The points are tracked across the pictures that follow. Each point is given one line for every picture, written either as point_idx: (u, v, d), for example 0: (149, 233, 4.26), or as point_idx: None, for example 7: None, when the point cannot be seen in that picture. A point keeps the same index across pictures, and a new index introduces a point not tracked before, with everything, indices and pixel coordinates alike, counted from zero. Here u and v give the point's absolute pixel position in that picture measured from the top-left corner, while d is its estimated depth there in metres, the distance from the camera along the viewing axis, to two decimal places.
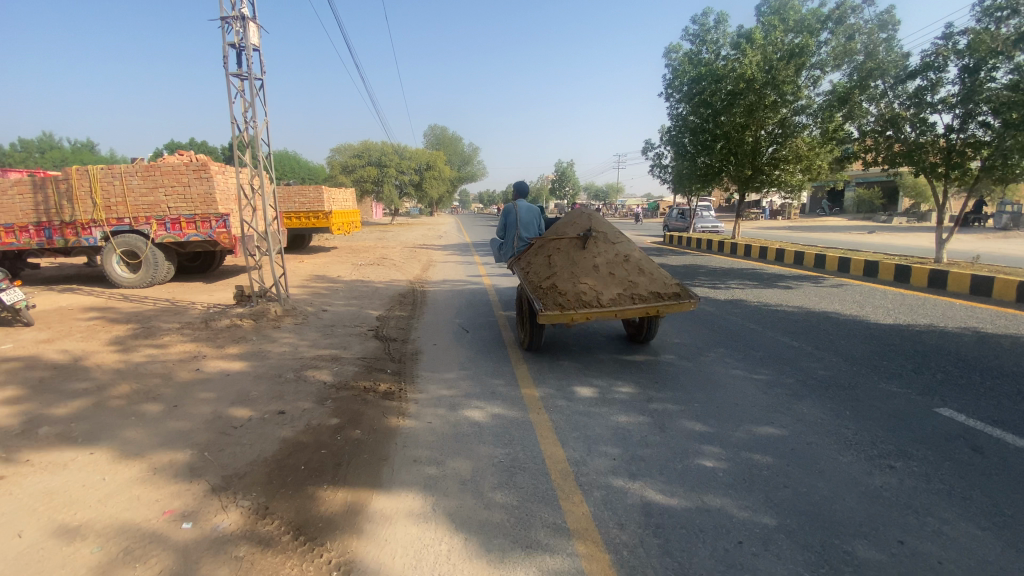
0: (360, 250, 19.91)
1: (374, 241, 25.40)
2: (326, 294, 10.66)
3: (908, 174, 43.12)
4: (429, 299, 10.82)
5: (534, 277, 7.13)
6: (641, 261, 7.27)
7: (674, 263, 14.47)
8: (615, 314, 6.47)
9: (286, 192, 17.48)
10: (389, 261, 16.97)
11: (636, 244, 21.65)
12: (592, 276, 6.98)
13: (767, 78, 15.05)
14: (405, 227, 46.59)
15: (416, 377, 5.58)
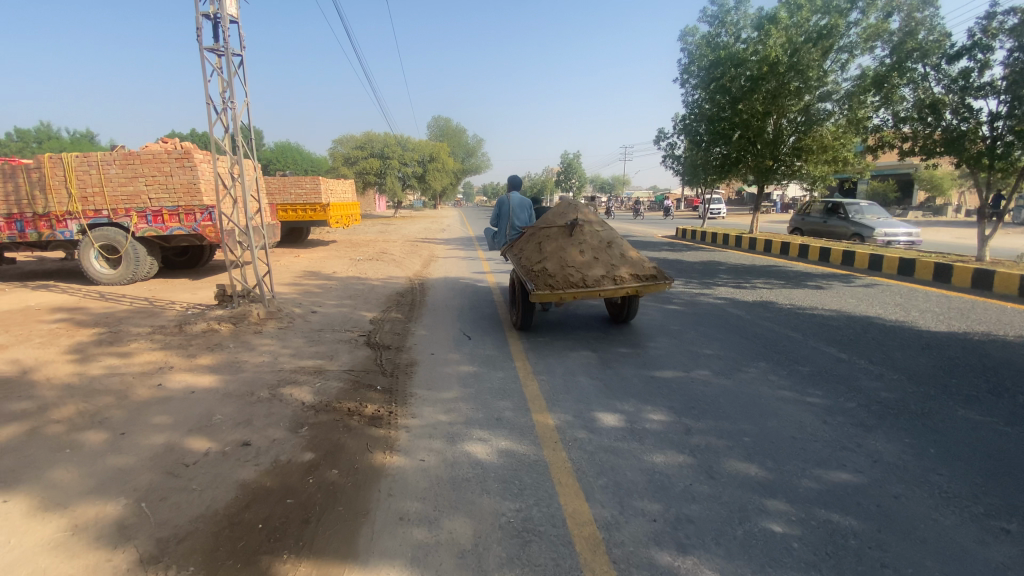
0: (359, 244, 19.13)
1: (376, 234, 24.63)
2: (318, 293, 9.87)
3: (926, 166, 41.79)
4: (430, 296, 9.99)
5: (524, 262, 7.58)
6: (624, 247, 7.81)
7: (691, 260, 13.61)
8: (599, 295, 6.95)
9: (282, 183, 16.68)
10: (389, 255, 16.17)
11: (647, 238, 20.77)
12: (578, 259, 7.42)
13: (792, 62, 14.09)
14: (409, 219, 45.83)
15: (409, 396, 4.78)
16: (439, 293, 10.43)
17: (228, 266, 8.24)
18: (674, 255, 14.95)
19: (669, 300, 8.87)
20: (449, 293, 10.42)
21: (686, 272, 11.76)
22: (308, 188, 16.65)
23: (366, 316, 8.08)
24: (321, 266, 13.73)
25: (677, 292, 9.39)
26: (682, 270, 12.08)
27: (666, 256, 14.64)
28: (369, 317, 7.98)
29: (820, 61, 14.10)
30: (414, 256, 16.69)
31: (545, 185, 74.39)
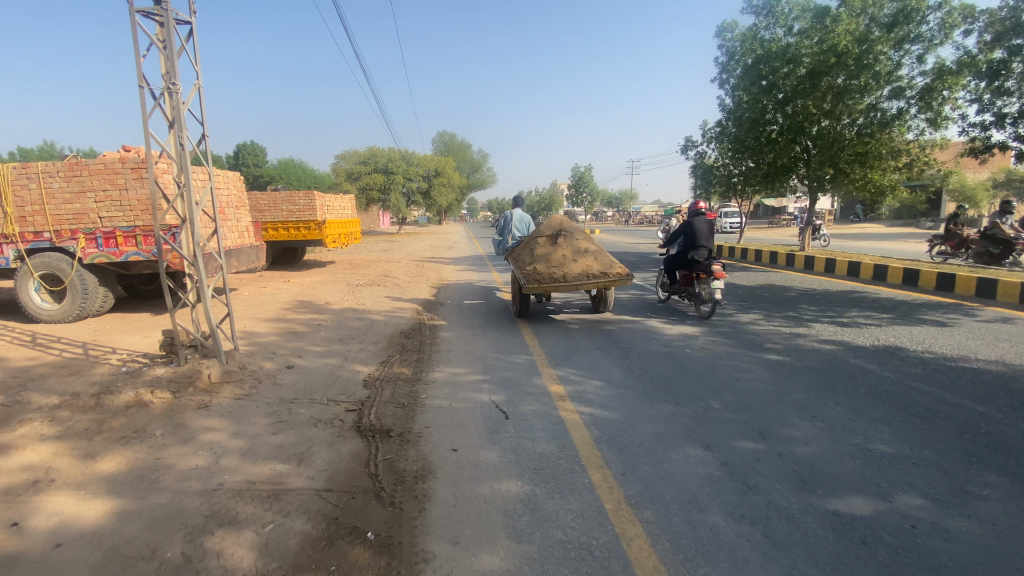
0: (360, 266, 17.16)
1: (379, 254, 22.64)
2: (303, 332, 7.83)
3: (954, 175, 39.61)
4: (443, 332, 7.90)
5: (519, 263, 8.88)
6: (600, 251, 9.15)
7: (749, 284, 11.49)
8: (579, 287, 8.23)
9: (273, 199, 14.79)
10: (391, 279, 14.16)
11: (678, 256, 18.71)
12: (561, 260, 8.76)
13: (862, 52, 12.15)
14: (413, 236, 44.09)
15: (424, 561, 2.71)
16: (455, 326, 8.34)
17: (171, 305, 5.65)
18: (724, 277, 12.85)
19: (757, 343, 6.78)
20: (466, 326, 8.31)
21: (753, 301, 9.67)
22: (302, 204, 14.74)
23: (361, 368, 6.04)
24: (312, 292, 11.71)
25: (761, 332, 7.31)
26: (746, 297, 9.97)
27: (715, 279, 12.54)
28: (364, 370, 5.94)
29: (891, 52, 12.24)
30: (421, 278, 14.65)
31: (551, 200, 72.55)
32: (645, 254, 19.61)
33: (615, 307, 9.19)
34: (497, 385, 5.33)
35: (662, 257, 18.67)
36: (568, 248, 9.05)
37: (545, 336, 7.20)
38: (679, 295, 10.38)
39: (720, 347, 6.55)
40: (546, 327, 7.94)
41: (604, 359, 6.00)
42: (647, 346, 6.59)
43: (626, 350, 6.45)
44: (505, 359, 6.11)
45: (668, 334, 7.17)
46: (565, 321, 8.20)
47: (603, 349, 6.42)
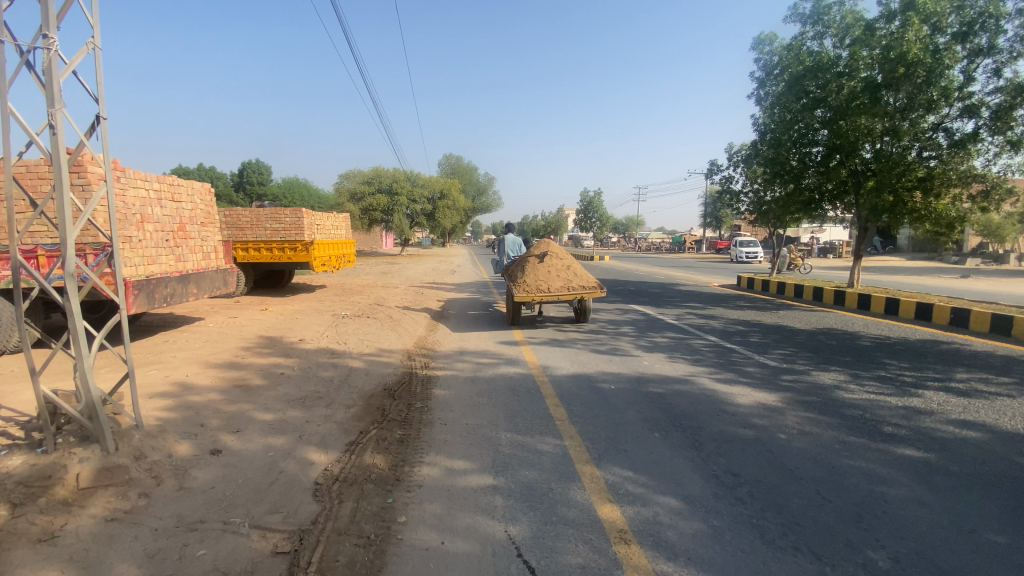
0: (353, 291, 15.42)
1: (377, 277, 20.92)
2: (257, 387, 6.02)
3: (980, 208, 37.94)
4: (438, 389, 6.04)
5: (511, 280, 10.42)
6: (578, 270, 10.73)
7: (807, 327, 9.64)
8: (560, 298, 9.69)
9: (257, 216, 13.12)
10: (385, 306, 12.33)
11: (705, 288, 16.92)
12: (545, 277, 10.33)
13: (932, 62, 10.56)
14: (416, 258, 42.51)
15: None
16: (455, 378, 6.50)
17: (30, 360, 3.79)
18: (771, 317, 11.00)
19: (871, 423, 4.90)
20: (469, 379, 6.46)
21: (826, 351, 7.78)
22: (289, 222, 13.05)
23: (317, 454, 4.20)
24: (289, 324, 9.90)
25: (865, 403, 5.44)
26: (814, 347, 8.09)
27: (762, 319, 10.69)
28: (321, 459, 4.10)
29: (961, 65, 10.67)
30: (420, 306, 12.81)
31: (557, 224, 71.01)
32: (668, 285, 17.78)
33: (656, 356, 7.35)
34: (518, 501, 3.47)
35: (688, 289, 16.83)
36: (551, 267, 10.66)
37: (575, 403, 5.35)
38: (729, 341, 8.51)
39: (823, 431, 4.69)
40: (572, 384, 6.10)
41: (670, 453, 4.14)
42: (719, 425, 4.75)
43: (693, 431, 4.61)
44: (525, 446, 4.27)
45: (741, 404, 5.32)
46: (597, 377, 6.35)
47: (661, 431, 4.57)
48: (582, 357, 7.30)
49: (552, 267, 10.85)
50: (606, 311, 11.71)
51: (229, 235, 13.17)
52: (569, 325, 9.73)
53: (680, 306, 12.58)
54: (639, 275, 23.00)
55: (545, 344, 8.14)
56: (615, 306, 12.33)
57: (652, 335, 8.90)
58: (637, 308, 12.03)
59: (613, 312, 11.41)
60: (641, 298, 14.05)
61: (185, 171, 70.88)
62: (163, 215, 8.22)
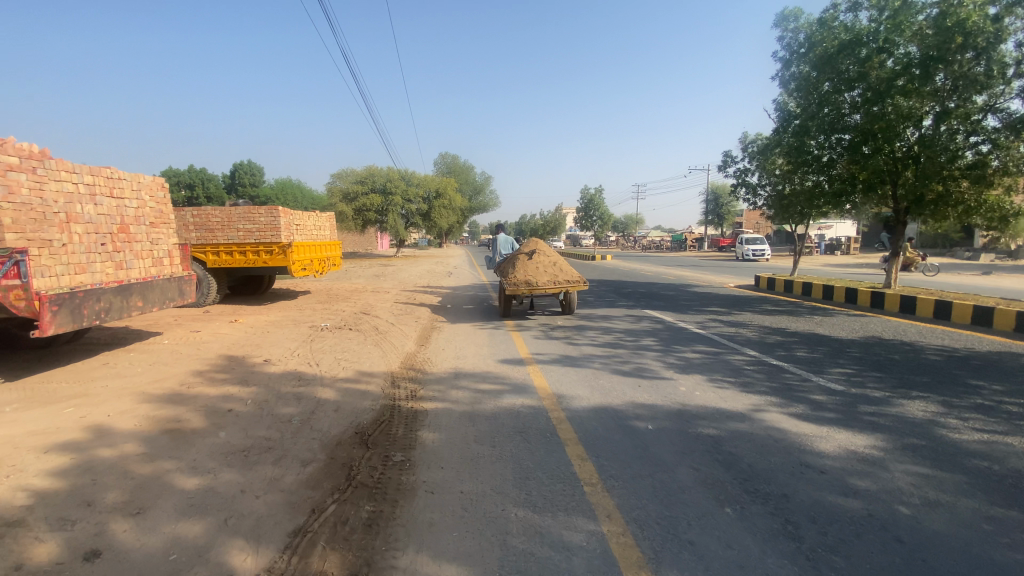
0: (339, 297, 14.09)
1: (368, 281, 19.57)
2: (193, 433, 4.71)
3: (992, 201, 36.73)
4: (426, 429, 4.72)
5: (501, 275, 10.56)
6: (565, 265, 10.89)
7: (857, 337, 8.33)
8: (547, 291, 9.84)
9: (228, 215, 11.75)
10: (372, 314, 11.00)
11: (721, 289, 15.63)
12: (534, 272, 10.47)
13: (992, 32, 9.35)
14: (411, 259, 41.20)
15: None
16: (448, 412, 5.17)
17: None
18: (808, 324, 9.71)
19: (1011, 485, 3.60)
20: (467, 413, 5.14)
21: (894, 369, 6.47)
22: (263, 222, 11.68)
23: (243, 557, 2.89)
24: (258, 340, 8.56)
25: (986, 451, 4.14)
26: (877, 363, 6.77)
27: (799, 327, 9.40)
28: (246, 567, 2.78)
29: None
30: (412, 313, 11.48)
31: (555, 223, 69.73)
32: (680, 286, 16.49)
33: (692, 379, 6.05)
34: None
35: (703, 290, 15.52)
36: (540, 263, 10.82)
37: (606, 455, 4.03)
38: (773, 355, 7.21)
39: (954, 502, 3.40)
40: (598, 421, 4.79)
41: (758, 550, 2.83)
42: (811, 493, 3.43)
43: (779, 506, 3.28)
44: (545, 539, 2.96)
45: (824, 455, 4.01)
46: (627, 410, 5.03)
47: (733, 506, 3.26)
48: (603, 380, 5.98)
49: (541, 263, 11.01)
50: (619, 317, 10.40)
51: (197, 237, 11.79)
52: (580, 337, 8.42)
53: (701, 311, 11.28)
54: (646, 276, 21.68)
55: (556, 362, 6.84)
56: (628, 312, 11.00)
57: (679, 348, 7.60)
58: (655, 313, 10.71)
59: (628, 319, 10.08)
60: (656, 302, 12.74)
61: (176, 172, 69.54)
62: (99, 214, 6.88)
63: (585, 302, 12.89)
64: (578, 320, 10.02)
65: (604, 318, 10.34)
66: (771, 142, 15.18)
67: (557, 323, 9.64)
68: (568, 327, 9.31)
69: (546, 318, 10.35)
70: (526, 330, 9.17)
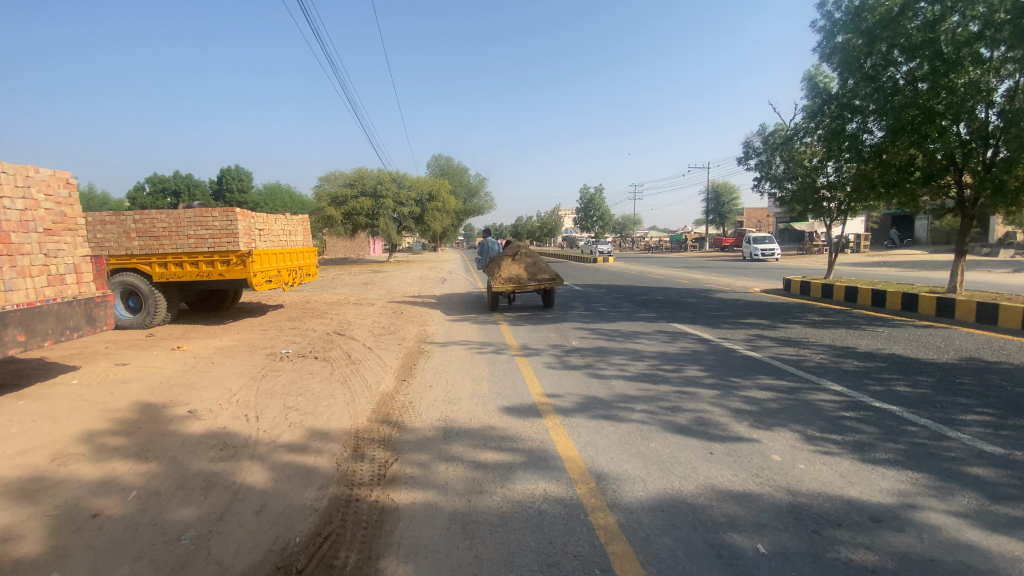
0: (314, 311, 12.24)
1: (351, 291, 17.70)
2: (12, 574, 2.86)
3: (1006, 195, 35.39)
4: (391, 557, 2.87)
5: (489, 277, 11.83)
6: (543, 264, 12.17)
7: (953, 360, 6.61)
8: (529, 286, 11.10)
9: (176, 219, 9.91)
10: (348, 334, 9.17)
11: (748, 294, 13.92)
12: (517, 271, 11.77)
13: None
14: (404, 265, 39.38)
15: None
16: (433, 513, 3.32)
17: None
18: (878, 340, 7.95)
19: None
20: (461, 514, 3.28)
21: None
22: (217, 227, 9.84)
23: None
24: (196, 376, 6.72)
25: None
26: (1014, 403, 5.02)
27: (871, 344, 7.64)
28: None
29: None
30: (397, 330, 9.66)
31: (552, 225, 68.12)
32: (701, 291, 14.76)
33: (783, 439, 4.25)
34: None
35: (727, 295, 13.80)
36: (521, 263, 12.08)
37: None
38: (868, 391, 5.43)
39: None
40: (672, 534, 2.97)
41: None
42: None
43: None
44: None
45: None
46: (711, 509, 3.21)
47: None
48: (656, 444, 4.20)
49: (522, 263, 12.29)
50: (645, 334, 8.63)
51: (140, 245, 9.94)
52: (605, 365, 6.61)
53: (740, 324, 9.52)
54: (657, 279, 19.93)
55: (584, 409, 5.04)
56: (653, 327, 9.23)
57: (740, 383, 5.80)
58: (687, 329, 8.95)
59: (656, 337, 8.32)
60: (681, 312, 10.98)
61: (160, 179, 67.47)
62: None
63: (600, 313, 11.12)
64: (597, 339, 8.24)
65: (626, 335, 8.57)
66: (802, 128, 13.54)
67: (573, 344, 7.84)
68: (587, 349, 7.53)
69: (558, 336, 8.57)
70: (536, 354, 7.39)
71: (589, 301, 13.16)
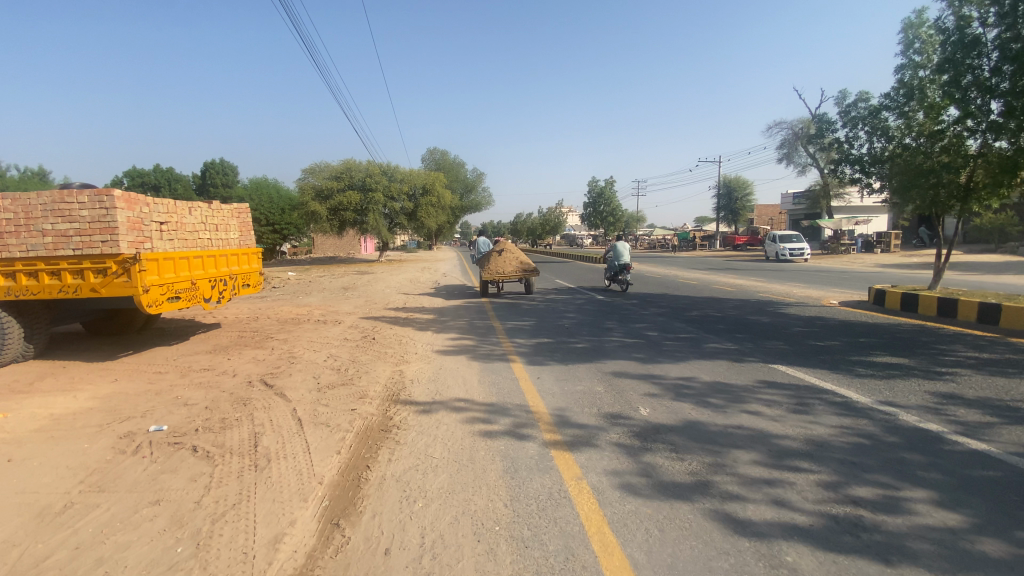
0: (256, 336, 8.96)
1: (323, 301, 14.46)
2: None
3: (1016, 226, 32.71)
4: None
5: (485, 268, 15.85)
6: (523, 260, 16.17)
7: None
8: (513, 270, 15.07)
9: (27, 208, 6.64)
10: (280, 385, 5.90)
11: (831, 309, 10.76)
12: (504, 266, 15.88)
13: None
14: (396, 265, 36.16)
15: None
16: None
17: None
18: None
19: None
20: None
21: None
22: (86, 217, 6.54)
23: None
24: None
25: None
26: None
27: None
28: None
29: None
30: (360, 373, 6.39)
31: (553, 222, 64.78)
32: (765, 304, 11.57)
33: None
34: None
35: (802, 311, 10.66)
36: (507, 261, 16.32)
37: None
38: None
39: None
40: None
41: None
42: None
43: None
44: None
45: None
46: None
47: None
48: None
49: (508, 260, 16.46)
50: (749, 390, 5.42)
51: None
52: (733, 487, 3.41)
53: (879, 368, 6.29)
54: (692, 284, 16.75)
55: None
56: (750, 374, 6.03)
57: None
58: (810, 379, 5.72)
59: (774, 399, 5.11)
60: (768, 342, 7.74)
61: (137, 173, 63.57)
62: None
63: (651, 341, 7.88)
64: (680, 402, 5.02)
65: (720, 392, 5.36)
66: (912, 95, 10.96)
67: (646, 416, 4.63)
68: (676, 428, 4.32)
69: (610, 394, 5.35)
70: (588, 441, 4.16)
71: (626, 317, 10.01)
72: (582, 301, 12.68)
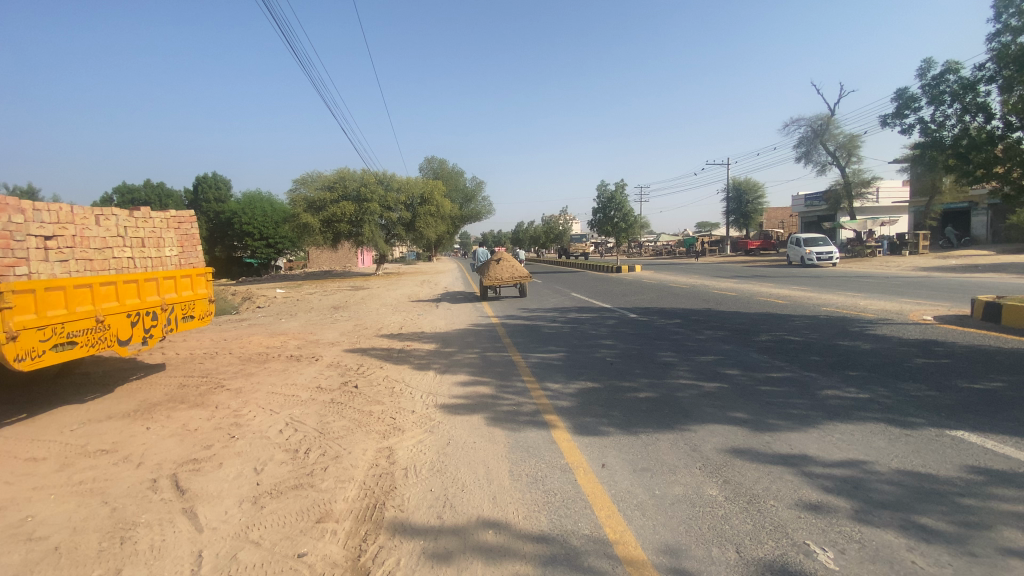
0: (202, 383, 6.78)
1: (305, 326, 12.29)
2: None
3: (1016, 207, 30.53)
4: None
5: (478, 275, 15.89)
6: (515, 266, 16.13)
7: None
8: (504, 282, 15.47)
9: None
10: (198, 490, 3.71)
11: (933, 327, 8.60)
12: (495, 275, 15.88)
13: None
14: (394, 278, 34.05)
15: None
16: None
17: None
18: None
19: None
20: None
21: None
22: None
23: None
24: None
25: None
26: None
27: None
28: None
29: None
30: (329, 458, 4.18)
31: (556, 230, 62.75)
32: (841, 322, 9.43)
33: None
34: None
35: (897, 331, 8.52)
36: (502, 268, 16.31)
37: None
38: None
39: None
40: None
41: None
42: None
43: None
44: None
45: None
46: None
47: None
48: None
49: (504, 268, 16.35)
50: (973, 496, 3.23)
51: None
52: None
53: None
54: (729, 296, 14.61)
55: None
56: (939, 457, 3.81)
57: None
58: None
59: None
60: (903, 386, 5.54)
61: (126, 188, 61.64)
62: None
63: (740, 386, 5.66)
64: (885, 537, 2.83)
65: (929, 504, 3.15)
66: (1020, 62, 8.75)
67: None
68: None
69: (741, 510, 3.17)
70: None
71: (680, 345, 7.87)
72: (614, 322, 10.47)
